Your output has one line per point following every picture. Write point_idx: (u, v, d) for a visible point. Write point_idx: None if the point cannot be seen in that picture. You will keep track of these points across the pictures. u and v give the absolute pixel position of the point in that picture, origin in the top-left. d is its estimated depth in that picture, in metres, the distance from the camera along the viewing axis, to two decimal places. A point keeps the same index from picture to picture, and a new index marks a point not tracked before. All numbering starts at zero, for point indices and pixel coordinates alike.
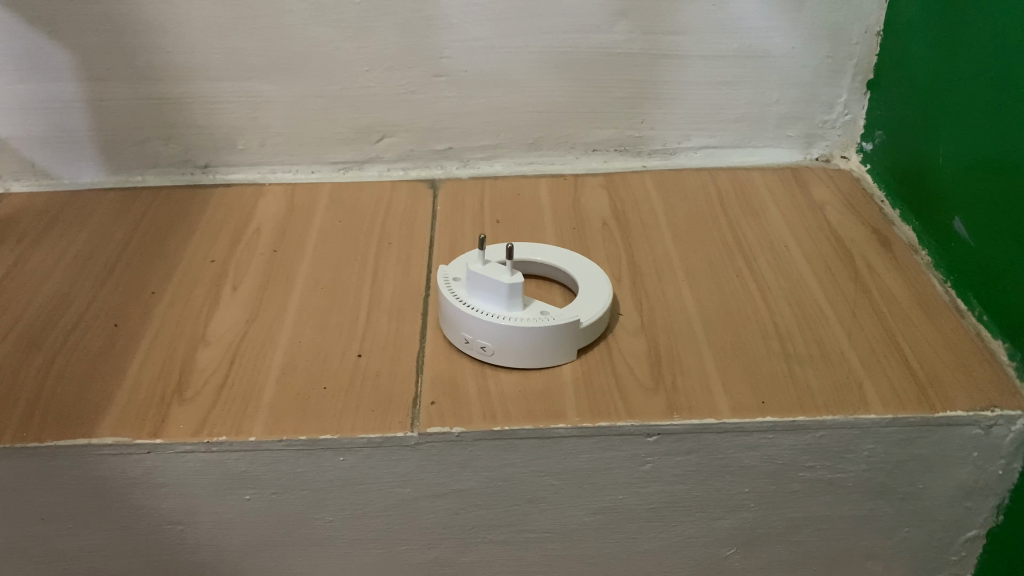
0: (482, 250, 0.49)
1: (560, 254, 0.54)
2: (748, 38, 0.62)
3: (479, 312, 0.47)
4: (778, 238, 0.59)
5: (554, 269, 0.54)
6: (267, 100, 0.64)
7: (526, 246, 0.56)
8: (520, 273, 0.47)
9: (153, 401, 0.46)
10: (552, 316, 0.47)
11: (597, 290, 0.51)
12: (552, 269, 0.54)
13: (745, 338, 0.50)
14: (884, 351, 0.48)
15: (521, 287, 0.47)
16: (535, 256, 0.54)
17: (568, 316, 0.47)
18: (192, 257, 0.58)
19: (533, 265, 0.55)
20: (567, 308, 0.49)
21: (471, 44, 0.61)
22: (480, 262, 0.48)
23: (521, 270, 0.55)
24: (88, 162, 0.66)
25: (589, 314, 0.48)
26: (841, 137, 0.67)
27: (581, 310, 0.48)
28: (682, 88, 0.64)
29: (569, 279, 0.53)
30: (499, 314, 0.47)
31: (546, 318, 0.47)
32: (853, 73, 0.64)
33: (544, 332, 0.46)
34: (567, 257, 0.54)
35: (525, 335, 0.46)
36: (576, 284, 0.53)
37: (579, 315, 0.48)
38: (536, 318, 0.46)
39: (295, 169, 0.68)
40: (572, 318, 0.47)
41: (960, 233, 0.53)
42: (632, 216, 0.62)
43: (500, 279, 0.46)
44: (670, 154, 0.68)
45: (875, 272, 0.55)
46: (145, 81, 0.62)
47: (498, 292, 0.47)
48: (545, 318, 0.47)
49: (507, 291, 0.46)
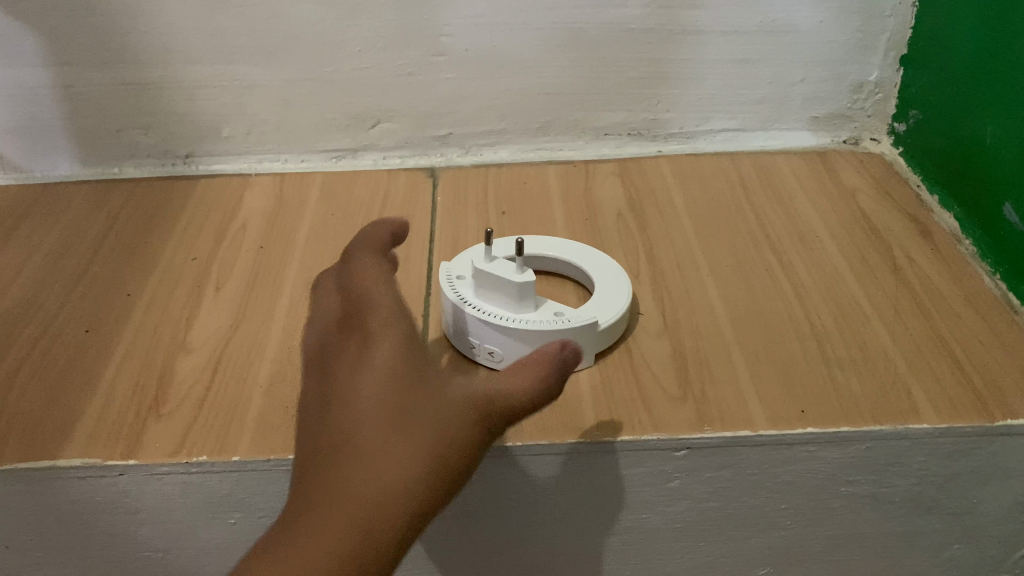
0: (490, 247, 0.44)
1: (574, 249, 0.50)
2: (773, 11, 0.57)
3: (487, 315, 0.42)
4: (808, 227, 0.55)
5: (566, 266, 0.50)
6: (254, 84, 0.59)
7: (533, 240, 0.51)
8: (532, 271, 0.43)
9: (126, 417, 0.41)
10: (568, 319, 0.43)
11: (616, 288, 0.46)
12: (565, 264, 0.50)
13: (779, 339, 0.45)
14: (933, 353, 0.44)
15: (533, 286, 0.42)
16: (545, 251, 0.50)
17: (585, 318, 0.43)
18: (173, 255, 0.53)
19: (542, 260, 0.50)
20: (584, 309, 0.44)
21: (475, 20, 0.57)
22: (487, 260, 0.44)
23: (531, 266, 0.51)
24: (61, 152, 0.62)
25: (608, 315, 0.44)
26: (871, 118, 0.63)
27: (599, 311, 0.44)
28: (702, 66, 0.60)
29: (584, 276, 0.49)
30: (508, 316, 0.43)
31: (561, 321, 0.42)
32: (885, 49, 0.59)
33: (559, 335, 0.42)
34: (581, 251, 0.50)
35: (538, 340, 0.42)
36: (591, 281, 0.48)
37: (597, 317, 0.43)
38: (551, 320, 0.42)
39: (283, 159, 0.63)
40: (589, 321, 0.42)
41: (1012, 221, 0.48)
42: (649, 206, 0.58)
43: (511, 277, 0.42)
44: (688, 138, 0.64)
45: (916, 265, 0.51)
46: (120, 65, 0.57)
47: (506, 292, 0.43)
48: (560, 321, 0.42)
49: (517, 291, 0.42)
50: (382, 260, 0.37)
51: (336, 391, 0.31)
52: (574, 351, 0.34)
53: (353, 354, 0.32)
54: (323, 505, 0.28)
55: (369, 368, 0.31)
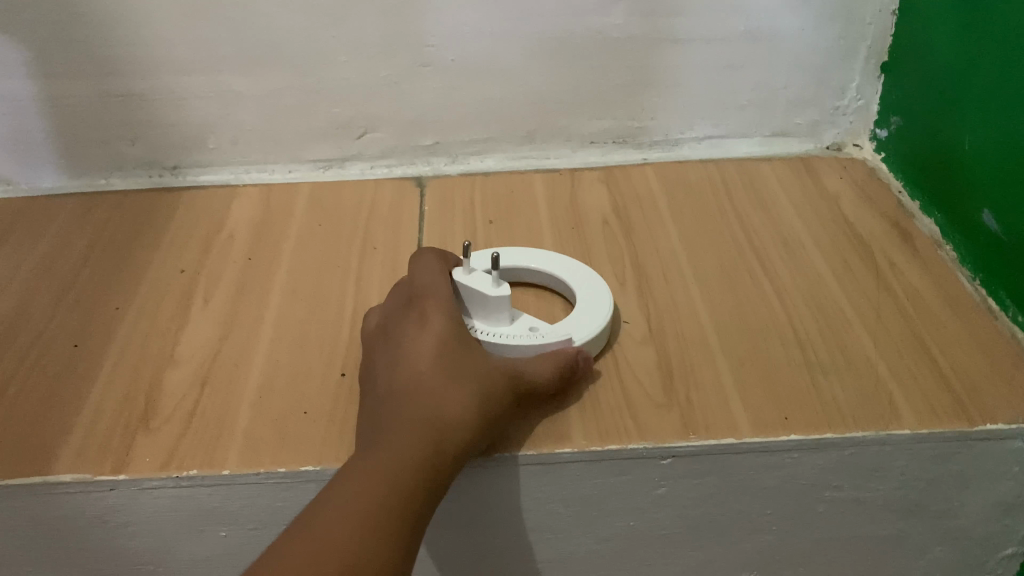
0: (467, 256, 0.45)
1: (555, 261, 0.50)
2: (756, 20, 0.57)
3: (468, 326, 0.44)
4: (792, 233, 0.55)
5: (548, 277, 0.51)
6: (239, 95, 0.59)
7: (514, 251, 0.52)
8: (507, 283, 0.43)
9: (116, 431, 0.41)
10: (542, 335, 0.43)
11: (596, 305, 0.46)
12: (547, 275, 0.50)
13: (763, 345, 0.46)
14: (915, 358, 0.44)
15: (507, 300, 0.43)
16: (527, 262, 0.50)
17: (560, 335, 0.43)
18: (161, 268, 0.53)
19: (523, 271, 0.51)
20: (561, 323, 0.45)
21: (461, 29, 0.57)
22: (464, 271, 0.44)
23: (514, 276, 0.51)
24: (47, 165, 0.62)
25: (584, 330, 0.44)
26: (853, 124, 0.63)
27: (577, 328, 0.44)
28: (685, 74, 0.60)
29: (566, 288, 0.49)
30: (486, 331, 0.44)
31: (536, 337, 0.43)
32: (866, 56, 0.60)
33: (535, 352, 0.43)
34: (563, 263, 0.50)
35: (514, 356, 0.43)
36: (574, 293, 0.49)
37: (572, 334, 0.43)
38: (526, 335, 0.43)
39: (271, 169, 0.63)
40: (563, 338, 0.43)
41: (991, 227, 0.49)
42: (635, 213, 0.58)
43: (485, 291, 0.43)
44: (673, 145, 0.64)
45: (898, 270, 0.51)
46: (106, 78, 0.57)
47: (481, 306, 0.43)
48: (534, 336, 0.43)
49: (490, 304, 0.43)
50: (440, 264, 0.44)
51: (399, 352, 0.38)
52: (585, 359, 0.41)
53: (409, 326, 0.40)
54: (394, 426, 0.34)
55: (426, 347, 0.38)
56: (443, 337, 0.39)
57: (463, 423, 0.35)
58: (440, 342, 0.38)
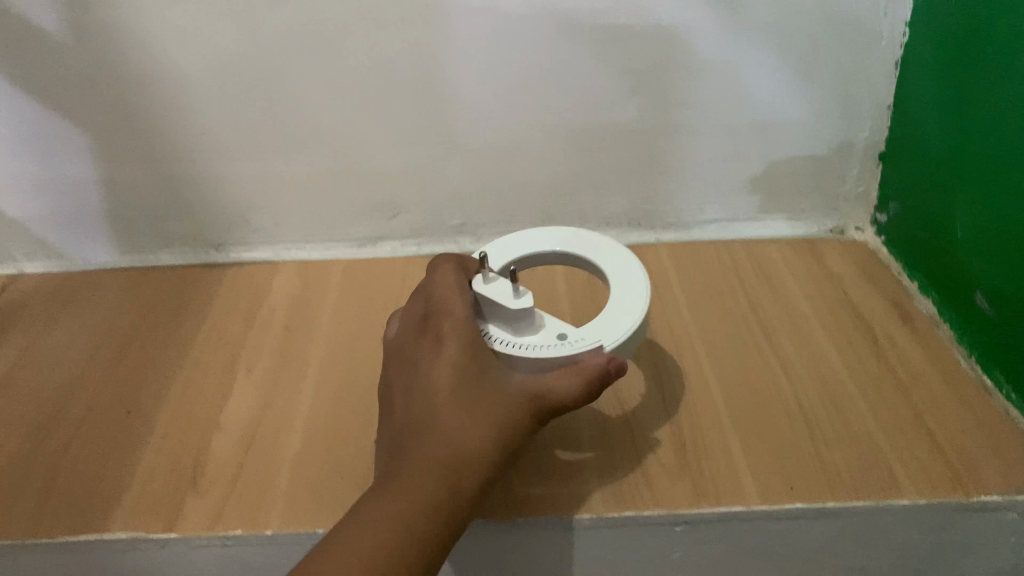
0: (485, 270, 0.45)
1: (599, 248, 0.49)
2: (761, 114, 0.62)
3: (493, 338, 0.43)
4: (797, 311, 0.59)
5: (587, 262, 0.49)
6: (281, 180, 0.63)
7: (535, 235, 0.51)
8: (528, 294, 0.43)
9: (167, 491, 0.45)
10: (572, 342, 0.42)
11: (631, 302, 0.44)
12: (574, 259, 0.50)
13: (771, 417, 0.49)
14: (913, 431, 0.47)
15: (531, 308, 0.43)
16: (549, 246, 0.50)
17: (590, 341, 0.42)
18: (206, 340, 0.57)
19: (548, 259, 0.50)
20: (592, 326, 0.43)
21: (485, 120, 0.61)
22: (484, 280, 0.45)
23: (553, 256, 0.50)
24: (100, 242, 0.66)
25: (614, 333, 0.42)
26: (855, 209, 0.67)
27: (606, 331, 0.42)
28: (696, 164, 0.64)
29: (596, 270, 0.49)
30: (513, 341, 0.43)
31: (564, 346, 0.42)
32: (865, 147, 0.64)
33: (563, 363, 0.41)
34: (592, 244, 0.49)
35: (541, 368, 0.41)
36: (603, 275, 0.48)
37: (602, 339, 0.42)
38: (554, 344, 0.42)
39: (309, 247, 0.67)
40: (593, 344, 0.42)
41: (985, 308, 0.52)
42: (650, 291, 0.62)
43: (507, 301, 0.42)
44: (685, 227, 0.68)
45: (898, 348, 0.55)
46: (160, 165, 0.62)
47: (506, 315, 0.43)
48: (562, 345, 0.42)
49: (514, 313, 0.42)
50: (461, 274, 0.44)
51: (422, 369, 0.39)
52: (618, 366, 0.39)
53: (429, 342, 0.40)
54: None
55: (450, 363, 0.38)
56: (471, 357, 0.39)
57: (492, 444, 0.35)
58: (468, 361, 0.38)
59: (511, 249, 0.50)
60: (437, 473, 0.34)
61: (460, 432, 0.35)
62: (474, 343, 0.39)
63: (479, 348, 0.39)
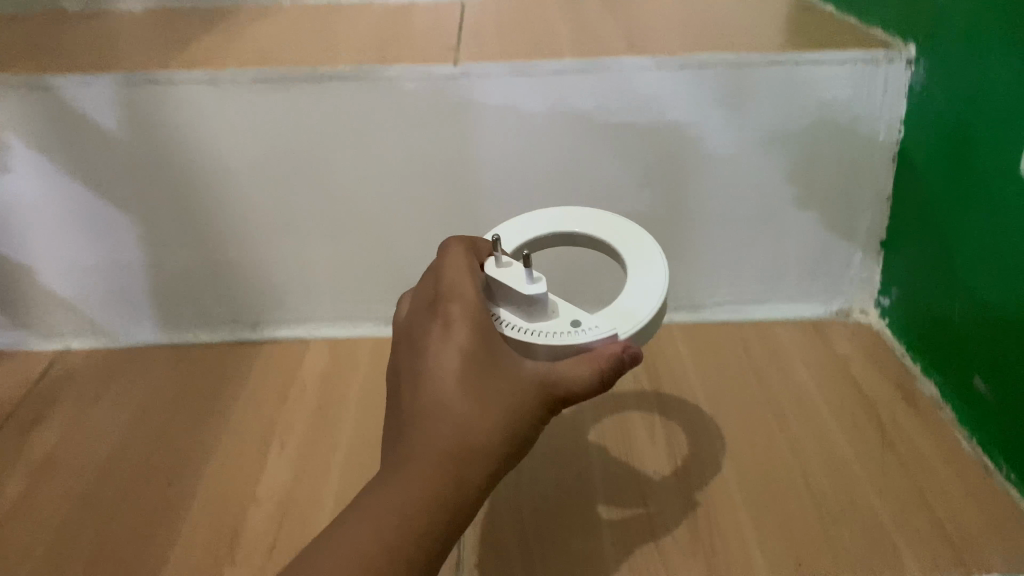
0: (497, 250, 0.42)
1: (608, 227, 0.46)
2: (766, 203, 0.66)
3: (503, 323, 0.40)
4: (805, 392, 0.62)
5: (596, 241, 0.46)
6: (315, 263, 0.67)
7: (536, 215, 0.48)
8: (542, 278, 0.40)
9: (206, 561, 0.47)
10: (585, 330, 0.39)
11: (647, 287, 0.41)
12: (581, 239, 0.47)
13: (780, 495, 0.51)
14: (916, 510, 0.50)
15: (544, 293, 0.40)
16: (553, 228, 0.47)
17: (603, 329, 0.39)
18: (242, 416, 0.60)
19: (554, 241, 0.47)
20: (607, 312, 0.41)
21: (509, 208, 0.65)
22: (495, 263, 0.42)
23: (558, 235, 0.47)
24: (144, 321, 0.70)
25: (630, 321, 0.40)
26: (860, 293, 0.70)
27: (622, 318, 0.40)
28: (705, 249, 0.68)
29: (607, 249, 0.46)
30: (524, 326, 0.40)
31: (577, 333, 0.39)
32: (866, 234, 0.67)
33: (575, 351, 0.39)
34: (601, 224, 0.46)
35: (554, 357, 0.39)
36: (616, 255, 0.45)
37: (617, 327, 0.39)
38: (568, 331, 0.39)
39: (339, 325, 0.71)
40: (608, 333, 0.39)
41: (982, 391, 0.54)
42: (664, 371, 0.65)
43: (519, 286, 0.40)
44: (697, 308, 0.72)
45: (902, 429, 0.57)
46: (204, 249, 0.66)
47: (519, 301, 0.40)
48: (576, 333, 0.39)
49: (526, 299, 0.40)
50: (471, 256, 0.41)
51: (428, 356, 0.35)
52: (634, 355, 0.36)
53: (437, 327, 0.36)
54: None
55: (459, 350, 0.35)
56: (480, 342, 0.35)
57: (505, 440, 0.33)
58: (478, 348, 0.35)
59: (513, 234, 0.47)
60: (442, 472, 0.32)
61: (467, 426, 0.33)
62: (485, 331, 0.36)
63: (491, 335, 0.36)
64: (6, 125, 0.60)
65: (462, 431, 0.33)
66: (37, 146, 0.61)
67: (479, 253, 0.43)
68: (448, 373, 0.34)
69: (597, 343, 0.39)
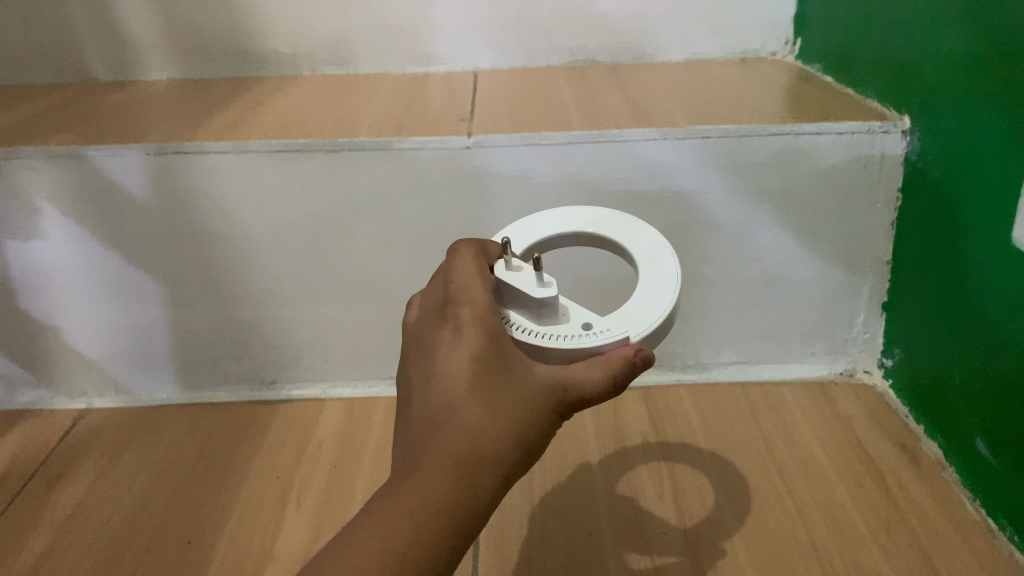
0: (507, 252, 0.41)
1: (615, 225, 0.44)
2: (770, 266, 0.68)
3: (514, 326, 0.39)
4: (810, 452, 0.63)
5: (603, 241, 0.45)
6: (332, 322, 0.69)
7: (547, 214, 0.46)
8: (553, 284, 0.40)
9: None
10: (596, 333, 0.38)
11: (658, 287, 0.40)
12: (589, 238, 0.45)
13: (786, 556, 0.52)
14: (921, 571, 0.51)
15: (555, 297, 0.39)
16: (563, 228, 0.45)
17: (616, 333, 0.38)
18: (260, 474, 0.62)
19: (566, 241, 0.46)
20: (618, 314, 0.40)
21: None
22: (504, 266, 0.41)
23: (564, 236, 0.45)
24: (165, 379, 0.72)
25: (642, 325, 0.38)
26: (864, 353, 0.71)
27: (632, 322, 0.39)
28: (711, 310, 0.70)
29: (616, 248, 0.44)
30: (535, 330, 0.39)
31: (589, 336, 0.38)
32: (868, 296, 0.68)
33: (587, 355, 0.38)
34: (608, 223, 0.44)
35: (568, 360, 0.38)
36: (629, 256, 0.44)
37: (629, 331, 0.38)
38: (581, 334, 0.38)
39: (354, 384, 0.72)
40: (619, 336, 0.38)
41: (983, 453, 0.55)
42: (671, 431, 0.66)
43: (531, 292, 0.39)
44: (703, 368, 0.73)
45: (907, 490, 0.58)
46: (225, 308, 0.69)
47: (530, 305, 0.39)
48: (587, 336, 0.38)
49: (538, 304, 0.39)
50: (481, 258, 0.40)
51: (439, 361, 0.34)
52: (645, 358, 0.36)
53: (448, 332, 0.35)
54: None
55: (470, 354, 0.34)
56: (492, 345, 0.35)
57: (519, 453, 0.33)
58: (490, 354, 0.34)
59: (523, 234, 0.45)
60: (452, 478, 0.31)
61: (480, 430, 0.32)
62: (497, 335, 0.35)
63: (503, 340, 0.35)
64: (41, 194, 0.64)
65: (473, 437, 0.32)
66: (68, 213, 0.65)
67: (489, 256, 0.42)
68: (461, 380, 0.33)
69: (609, 347, 0.38)
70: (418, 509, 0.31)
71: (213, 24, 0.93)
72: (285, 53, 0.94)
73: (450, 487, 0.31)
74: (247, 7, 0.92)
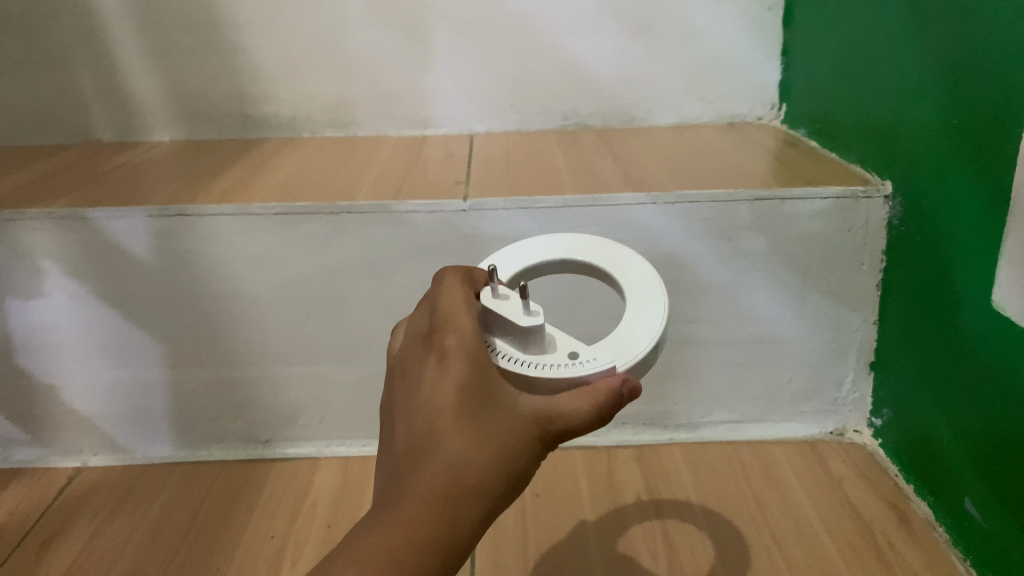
0: (493, 279, 0.42)
1: (604, 250, 0.46)
2: (759, 326, 0.69)
3: (501, 355, 0.40)
4: (801, 512, 0.63)
5: (590, 269, 0.46)
6: (329, 381, 0.70)
7: (535, 241, 0.47)
8: (539, 312, 0.40)
9: None
10: (584, 362, 0.39)
11: (647, 310, 0.42)
12: (576, 267, 0.46)
13: None
14: None
15: (542, 325, 0.40)
16: (550, 255, 0.46)
17: (601, 363, 0.39)
18: (254, 535, 0.62)
19: (552, 268, 0.47)
20: (606, 343, 0.41)
21: None
22: (490, 293, 0.42)
23: (551, 264, 0.47)
24: (161, 438, 0.72)
25: (628, 353, 0.39)
26: (853, 413, 0.72)
27: (619, 351, 0.40)
28: (702, 370, 0.71)
29: (602, 276, 0.46)
30: (521, 358, 0.40)
31: (576, 365, 0.39)
32: (857, 356, 0.69)
33: (573, 385, 0.38)
34: (596, 249, 0.46)
35: (556, 391, 0.38)
36: (613, 283, 0.45)
37: (615, 360, 0.39)
38: (568, 364, 0.39)
39: (348, 443, 0.72)
40: (605, 366, 0.39)
41: (972, 513, 0.56)
42: (665, 491, 0.66)
43: (517, 320, 0.40)
44: (695, 427, 0.74)
45: (898, 550, 0.59)
46: (223, 367, 0.69)
47: (516, 333, 0.40)
48: (575, 365, 0.39)
49: (524, 333, 0.40)
50: (468, 287, 0.41)
51: (426, 386, 0.35)
52: (632, 389, 0.37)
53: (434, 359, 0.36)
54: None
55: (455, 382, 0.35)
56: (478, 374, 0.35)
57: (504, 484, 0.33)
58: (477, 380, 0.35)
59: (510, 262, 0.46)
60: (440, 513, 0.32)
61: (469, 463, 0.33)
62: (483, 363, 0.36)
63: (487, 371, 0.36)
64: (44, 255, 0.65)
65: (460, 465, 0.33)
66: (70, 273, 0.66)
67: (476, 284, 0.43)
68: (448, 408, 0.34)
69: (595, 376, 0.38)
70: (409, 538, 0.31)
71: (217, 89, 0.95)
72: (285, 116, 0.97)
73: (441, 523, 0.32)
74: (250, 72, 0.95)
